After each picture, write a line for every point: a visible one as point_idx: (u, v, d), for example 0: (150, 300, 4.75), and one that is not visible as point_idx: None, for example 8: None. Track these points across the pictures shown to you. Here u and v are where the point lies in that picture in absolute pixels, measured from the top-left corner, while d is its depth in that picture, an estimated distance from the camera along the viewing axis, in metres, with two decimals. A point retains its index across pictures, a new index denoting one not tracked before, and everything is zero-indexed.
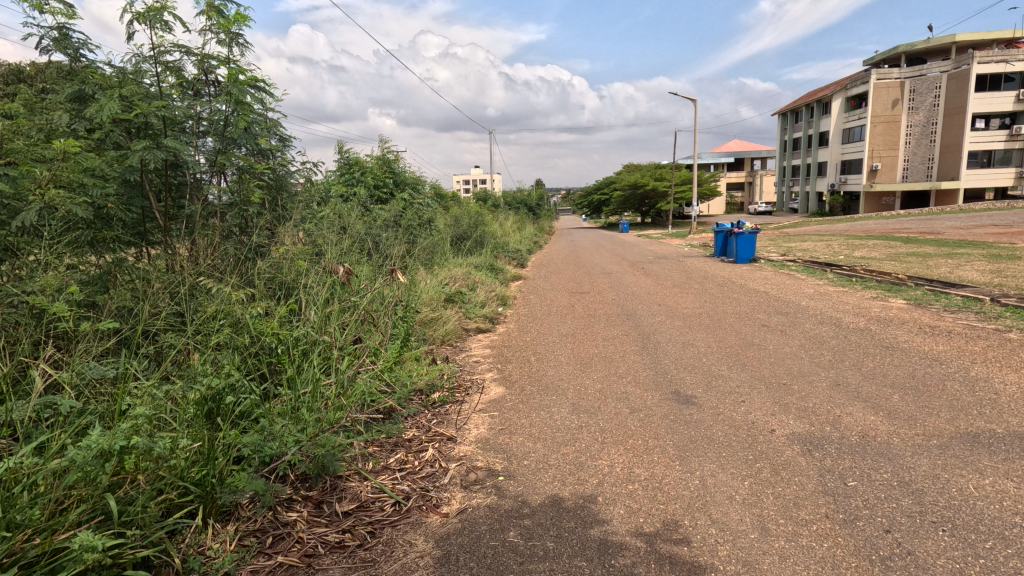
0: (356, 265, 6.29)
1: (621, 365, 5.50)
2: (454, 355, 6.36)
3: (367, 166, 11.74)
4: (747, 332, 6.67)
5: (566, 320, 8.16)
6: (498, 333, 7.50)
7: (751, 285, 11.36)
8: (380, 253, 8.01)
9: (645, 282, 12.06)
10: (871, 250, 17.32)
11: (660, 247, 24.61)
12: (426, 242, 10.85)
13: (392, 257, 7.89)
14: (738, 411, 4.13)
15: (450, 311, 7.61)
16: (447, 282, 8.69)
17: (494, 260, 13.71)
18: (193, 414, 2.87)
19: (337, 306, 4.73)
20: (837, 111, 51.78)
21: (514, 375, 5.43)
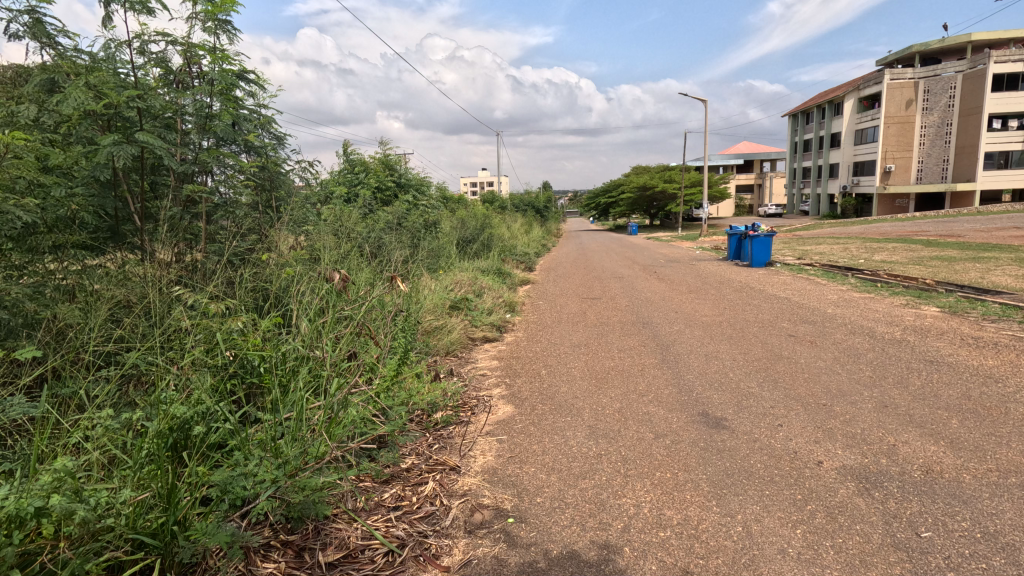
0: (355, 271, 5.88)
1: (640, 381, 5.05)
2: (459, 367, 5.93)
3: (369, 168, 11.35)
4: (774, 343, 6.20)
5: (579, 328, 7.71)
6: (506, 343, 7.06)
7: (770, 290, 10.86)
8: (382, 257, 7.61)
9: (659, 287, 11.59)
10: (892, 253, 16.74)
11: (670, 250, 24.08)
12: (430, 245, 10.44)
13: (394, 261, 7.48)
14: (777, 438, 3.67)
15: (455, 319, 7.18)
16: (452, 288, 8.27)
17: (501, 264, 13.28)
18: (152, 448, 2.49)
19: (330, 317, 4.32)
20: (850, 112, 50.99)
21: (524, 392, 4.99)
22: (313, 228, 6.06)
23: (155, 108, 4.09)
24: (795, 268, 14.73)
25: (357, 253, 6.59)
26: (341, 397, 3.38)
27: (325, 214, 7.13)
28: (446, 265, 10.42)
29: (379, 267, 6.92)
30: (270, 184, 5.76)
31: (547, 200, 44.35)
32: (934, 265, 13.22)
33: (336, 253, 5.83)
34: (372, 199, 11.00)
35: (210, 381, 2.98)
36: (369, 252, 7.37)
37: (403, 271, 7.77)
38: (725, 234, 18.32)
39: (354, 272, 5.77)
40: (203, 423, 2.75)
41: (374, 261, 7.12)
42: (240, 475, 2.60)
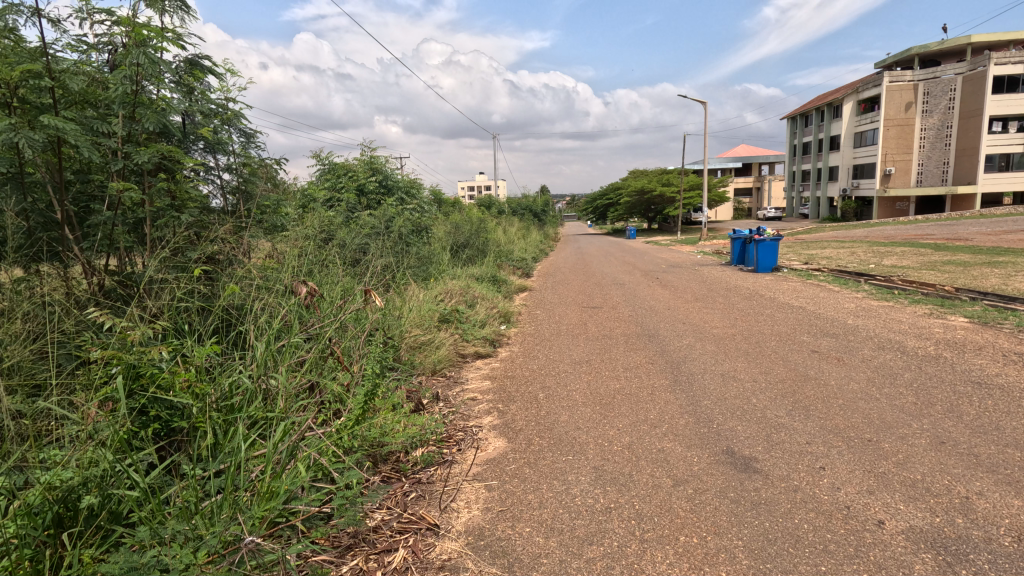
0: (331, 283, 5.26)
1: (651, 408, 4.43)
2: (447, 390, 5.31)
3: (355, 170, 10.71)
4: (796, 361, 5.59)
5: (580, 342, 7.09)
6: (501, 359, 6.44)
7: (781, 298, 10.27)
8: (363, 267, 6.99)
9: (663, 294, 10.99)
10: (902, 257, 16.17)
11: (671, 255, 23.47)
12: (419, 253, 9.80)
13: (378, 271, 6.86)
14: (821, 486, 3.06)
15: (444, 333, 6.56)
16: (441, 298, 7.65)
17: (496, 270, 12.66)
18: (18, 532, 1.90)
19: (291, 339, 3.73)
20: (849, 114, 50.62)
21: (518, 422, 4.37)
22: (284, 235, 5.45)
23: (78, 93, 3.45)
24: (803, 274, 14.13)
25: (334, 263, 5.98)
26: (291, 441, 2.80)
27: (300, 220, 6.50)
28: (437, 273, 9.81)
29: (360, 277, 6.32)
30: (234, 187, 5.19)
31: (545, 204, 43.76)
32: (949, 270, 12.64)
33: (307, 262, 5.23)
34: (357, 203, 10.35)
35: (120, 431, 2.40)
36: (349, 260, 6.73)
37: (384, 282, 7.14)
38: (728, 238, 17.71)
39: (328, 285, 5.15)
40: (104, 488, 2.17)
41: (354, 271, 6.49)
42: (142, 561, 2.01)
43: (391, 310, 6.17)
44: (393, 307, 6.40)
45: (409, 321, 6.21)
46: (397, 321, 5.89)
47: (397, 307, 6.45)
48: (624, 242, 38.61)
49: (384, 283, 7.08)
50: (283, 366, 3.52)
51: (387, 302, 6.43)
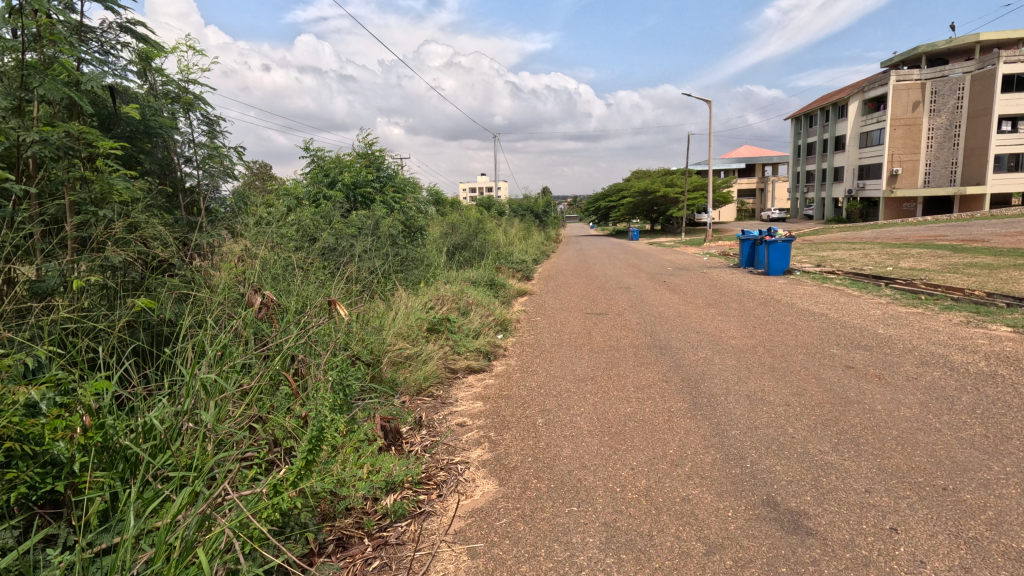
0: (299, 291, 4.60)
1: (669, 440, 3.76)
2: (432, 415, 4.64)
3: (345, 164, 10.01)
4: (831, 379, 4.91)
5: (583, 355, 6.40)
6: (495, 375, 5.77)
7: (798, 303, 9.59)
8: (341, 272, 6.31)
9: (671, 299, 10.32)
10: (919, 259, 15.46)
11: (676, 257, 22.79)
12: (410, 256, 9.12)
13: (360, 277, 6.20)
14: (900, 559, 2.38)
15: (432, 346, 5.90)
16: (432, 306, 6.97)
17: (494, 274, 12.01)
18: None
19: (234, 362, 3.09)
20: (855, 114, 49.90)
21: (513, 457, 3.70)
22: (248, 235, 4.78)
23: None
24: (817, 277, 13.44)
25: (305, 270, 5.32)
26: (208, 506, 2.15)
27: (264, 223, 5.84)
28: (429, 278, 9.16)
29: (336, 285, 5.64)
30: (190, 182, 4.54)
31: (546, 205, 43.14)
32: (974, 274, 11.93)
33: (270, 269, 4.57)
34: (347, 200, 9.66)
35: None
36: (323, 266, 6.05)
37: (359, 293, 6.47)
38: (737, 240, 17.00)
39: (296, 293, 4.49)
40: None
41: (330, 277, 5.82)
42: None
43: (369, 323, 5.49)
44: (373, 318, 5.72)
45: (392, 334, 5.53)
46: (376, 335, 5.22)
47: (378, 318, 5.77)
48: (627, 244, 37.91)
49: (360, 293, 6.40)
50: (221, 397, 2.86)
51: (364, 314, 5.75)
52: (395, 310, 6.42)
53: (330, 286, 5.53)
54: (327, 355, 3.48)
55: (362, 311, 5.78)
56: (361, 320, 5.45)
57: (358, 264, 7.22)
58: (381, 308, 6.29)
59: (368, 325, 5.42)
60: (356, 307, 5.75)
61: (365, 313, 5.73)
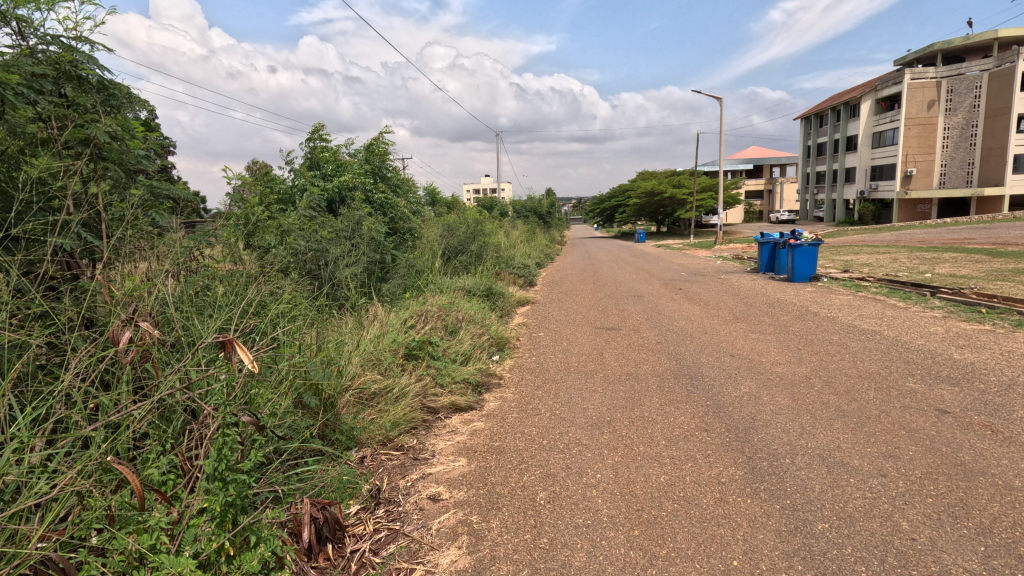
0: (220, 320, 3.45)
1: (728, 544, 2.58)
2: (398, 482, 3.49)
3: (331, 158, 8.78)
4: (927, 433, 3.72)
5: (596, 388, 5.19)
6: (485, 416, 4.61)
7: (839, 316, 8.39)
8: (289, 292, 5.15)
9: (693, 310, 9.14)
10: (957, 265, 14.18)
11: (688, 260, 21.61)
12: (396, 265, 7.92)
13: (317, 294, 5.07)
14: None
15: (408, 378, 4.77)
16: (412, 325, 5.78)
17: (493, 281, 10.87)
18: None
19: (55, 447, 2.02)
20: (867, 113, 48.57)
21: (503, 568, 2.53)
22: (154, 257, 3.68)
23: None
24: (850, 284, 12.21)
25: (233, 295, 4.14)
26: None
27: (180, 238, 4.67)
28: (416, 288, 8.03)
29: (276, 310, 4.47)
30: (86, 173, 3.47)
31: (551, 206, 41.99)
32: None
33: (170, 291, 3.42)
34: (331, 199, 8.45)
35: None
36: (262, 285, 4.86)
37: (314, 316, 5.30)
38: (757, 243, 15.75)
39: (215, 321, 3.36)
40: None
41: (268, 298, 4.67)
42: None
43: (322, 353, 4.31)
44: (329, 347, 4.54)
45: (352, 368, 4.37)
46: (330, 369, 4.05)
47: (333, 347, 4.60)
48: (634, 246, 36.68)
49: (314, 316, 5.23)
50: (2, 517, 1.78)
51: (317, 342, 4.58)
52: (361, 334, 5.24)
53: (269, 312, 4.36)
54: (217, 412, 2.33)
55: (314, 339, 4.61)
56: (311, 350, 4.27)
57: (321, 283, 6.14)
58: (342, 335, 5.11)
59: (323, 357, 4.25)
60: (307, 334, 4.58)
61: (317, 342, 4.55)
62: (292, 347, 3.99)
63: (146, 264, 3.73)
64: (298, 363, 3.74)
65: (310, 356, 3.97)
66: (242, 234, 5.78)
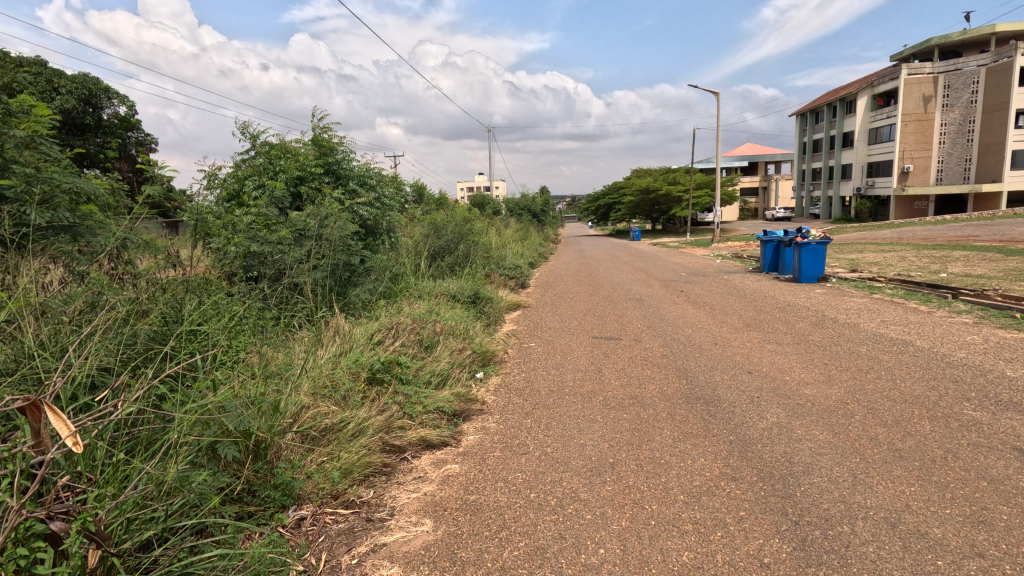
0: (95, 356, 2.65)
1: None
2: (342, 558, 2.69)
3: (293, 150, 7.79)
4: (1014, 485, 2.94)
5: (595, 416, 4.38)
6: (462, 456, 3.81)
7: (859, 322, 7.64)
8: (226, 308, 4.37)
9: (698, 315, 8.37)
10: (971, 265, 13.49)
11: (686, 259, 20.90)
12: (369, 270, 7.06)
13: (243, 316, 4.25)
14: None
15: (369, 409, 3.96)
16: (380, 340, 4.95)
17: (481, 283, 10.07)
18: None
19: None
20: (863, 109, 48.04)
21: None
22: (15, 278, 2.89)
23: None
24: (862, 285, 11.49)
25: (137, 319, 3.31)
26: None
27: (76, 246, 3.80)
28: (392, 294, 7.22)
29: (197, 335, 3.74)
30: None
31: (546, 203, 41.20)
32: None
33: (18, 321, 2.59)
34: (289, 195, 7.42)
35: None
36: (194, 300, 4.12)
37: (255, 337, 4.50)
38: (760, 241, 15.03)
39: (85, 359, 2.56)
40: None
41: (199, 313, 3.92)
42: None
43: (254, 387, 3.51)
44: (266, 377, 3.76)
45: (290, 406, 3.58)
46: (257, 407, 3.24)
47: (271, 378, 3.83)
48: (629, 244, 35.86)
49: (257, 337, 4.43)
50: None
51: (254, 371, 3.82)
52: (312, 359, 4.43)
53: (186, 337, 3.55)
54: (14, 508, 1.51)
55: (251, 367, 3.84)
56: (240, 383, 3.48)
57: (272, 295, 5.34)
58: (291, 359, 4.29)
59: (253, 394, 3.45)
60: (241, 364, 3.82)
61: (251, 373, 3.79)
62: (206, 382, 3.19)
63: (11, 283, 2.94)
64: (210, 405, 2.95)
65: (232, 392, 3.16)
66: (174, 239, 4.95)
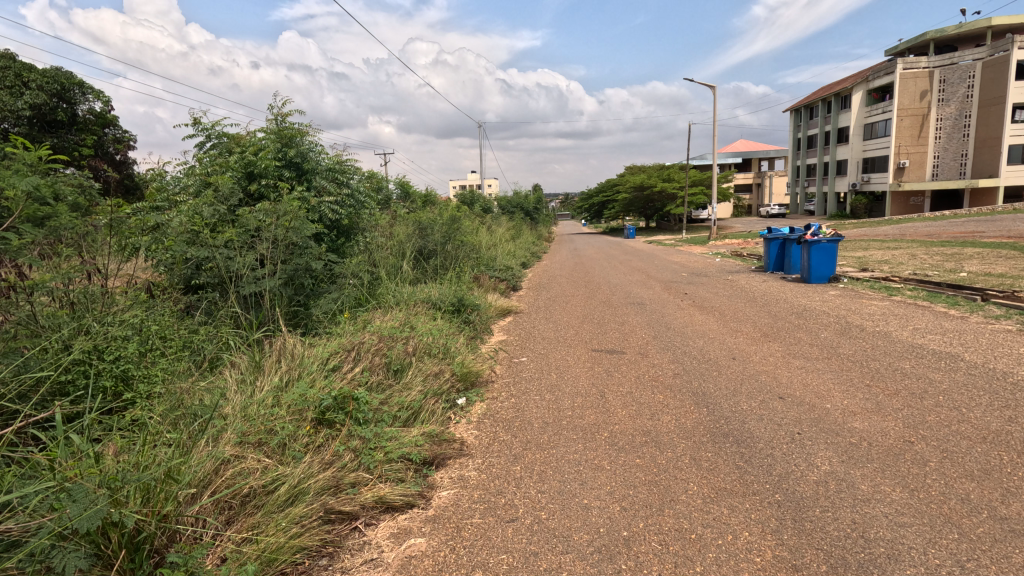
0: None
1: None
2: None
3: (250, 141, 6.89)
4: None
5: (600, 461, 3.53)
6: (429, 525, 2.94)
7: (888, 329, 6.84)
8: (116, 352, 3.46)
9: (708, 323, 7.55)
10: (988, 263, 12.76)
11: (685, 258, 20.15)
12: (336, 278, 6.16)
13: (123, 365, 3.40)
14: None
15: (310, 463, 3.08)
16: (336, 366, 4.08)
17: (468, 288, 9.20)
18: None
19: None
20: (858, 105, 47.53)
21: None
22: None
23: None
24: (878, 286, 10.72)
25: None
26: None
27: None
28: (363, 306, 6.34)
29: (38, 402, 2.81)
30: None
31: (539, 201, 40.37)
32: None
33: None
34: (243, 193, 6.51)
35: None
36: (43, 358, 3.16)
37: (163, 379, 3.60)
38: (764, 239, 14.27)
39: None
40: None
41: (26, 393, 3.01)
42: None
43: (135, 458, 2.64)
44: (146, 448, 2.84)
45: (196, 472, 2.70)
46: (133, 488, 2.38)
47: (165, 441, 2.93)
48: (624, 242, 35.06)
49: (163, 380, 3.52)
50: None
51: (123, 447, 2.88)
52: (246, 397, 3.54)
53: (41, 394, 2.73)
54: None
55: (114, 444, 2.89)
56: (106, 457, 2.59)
57: (194, 324, 4.47)
58: (215, 400, 3.41)
59: (139, 460, 2.58)
60: (98, 441, 2.89)
61: (121, 448, 2.85)
62: (39, 467, 2.32)
63: None
64: (49, 492, 2.12)
65: (88, 469, 2.33)
66: (67, 254, 4.07)
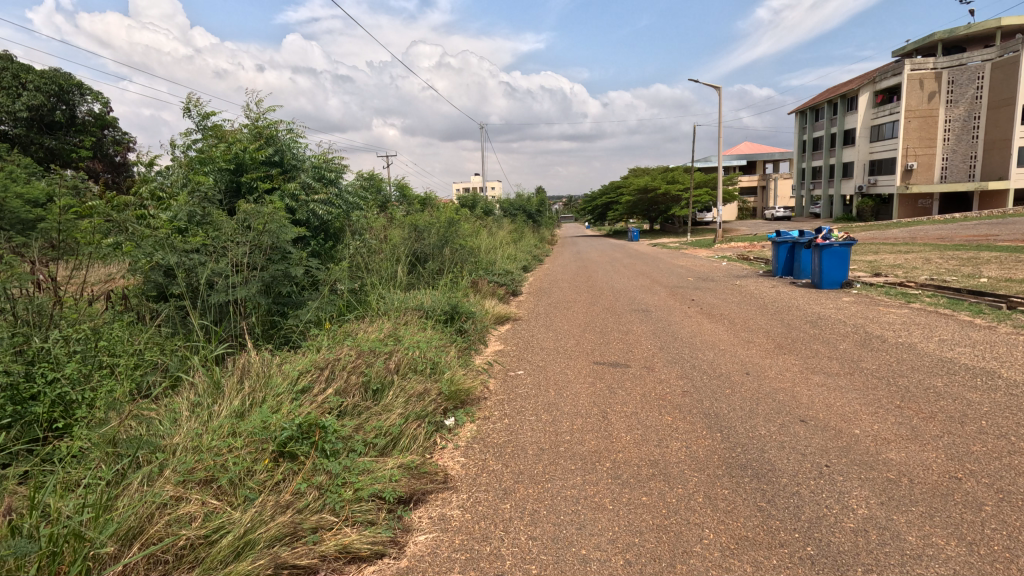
0: None
1: None
2: None
3: (231, 137, 6.47)
4: None
5: (600, 500, 3.08)
6: None
7: (911, 340, 6.38)
8: (51, 372, 3.04)
9: (717, 332, 7.10)
10: (1006, 268, 12.26)
11: (691, 261, 19.69)
12: (319, 285, 5.74)
13: (56, 388, 2.99)
14: None
15: (263, 506, 2.65)
16: (306, 387, 3.65)
17: (464, 293, 8.78)
18: None
19: None
20: (865, 106, 46.96)
21: None
22: None
23: None
24: (894, 292, 10.24)
25: None
26: None
27: None
28: (348, 315, 5.92)
29: None
30: None
31: (542, 204, 39.97)
32: None
33: None
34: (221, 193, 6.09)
35: None
36: None
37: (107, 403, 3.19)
38: (772, 243, 13.81)
39: None
40: None
41: None
42: None
43: (35, 505, 2.20)
44: (59, 491, 2.40)
45: (119, 525, 2.25)
46: (23, 554, 1.95)
47: (86, 482, 2.49)
48: (628, 245, 34.57)
49: (106, 402, 3.10)
50: None
51: (38, 490, 2.45)
52: (199, 424, 3.12)
53: None
54: None
55: (26, 487, 2.46)
56: (4, 508, 2.15)
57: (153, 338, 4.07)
58: (161, 430, 2.99)
59: (48, 513, 2.18)
60: (5, 482, 2.46)
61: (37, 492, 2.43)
62: None
63: None
64: None
65: None
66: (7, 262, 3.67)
